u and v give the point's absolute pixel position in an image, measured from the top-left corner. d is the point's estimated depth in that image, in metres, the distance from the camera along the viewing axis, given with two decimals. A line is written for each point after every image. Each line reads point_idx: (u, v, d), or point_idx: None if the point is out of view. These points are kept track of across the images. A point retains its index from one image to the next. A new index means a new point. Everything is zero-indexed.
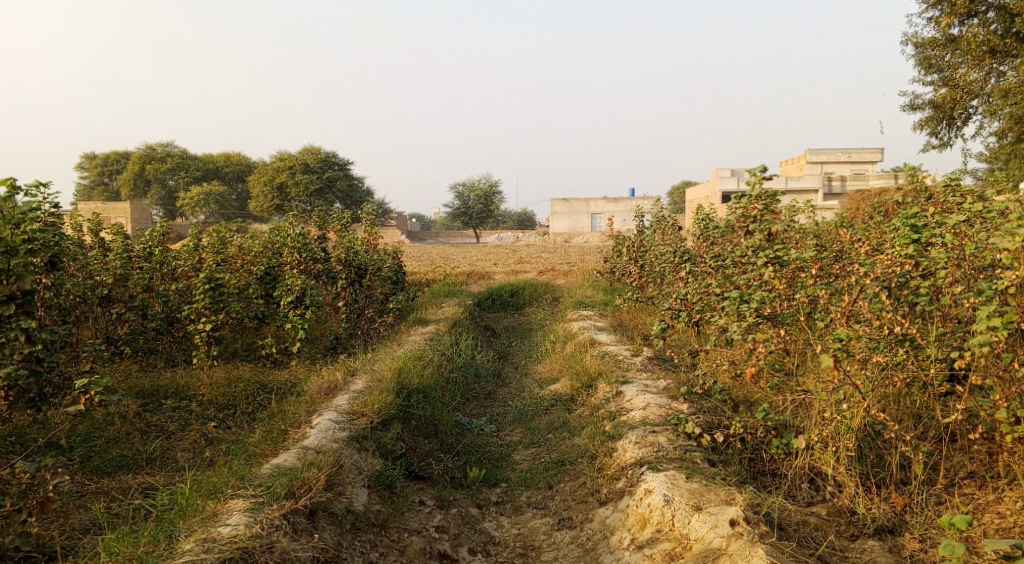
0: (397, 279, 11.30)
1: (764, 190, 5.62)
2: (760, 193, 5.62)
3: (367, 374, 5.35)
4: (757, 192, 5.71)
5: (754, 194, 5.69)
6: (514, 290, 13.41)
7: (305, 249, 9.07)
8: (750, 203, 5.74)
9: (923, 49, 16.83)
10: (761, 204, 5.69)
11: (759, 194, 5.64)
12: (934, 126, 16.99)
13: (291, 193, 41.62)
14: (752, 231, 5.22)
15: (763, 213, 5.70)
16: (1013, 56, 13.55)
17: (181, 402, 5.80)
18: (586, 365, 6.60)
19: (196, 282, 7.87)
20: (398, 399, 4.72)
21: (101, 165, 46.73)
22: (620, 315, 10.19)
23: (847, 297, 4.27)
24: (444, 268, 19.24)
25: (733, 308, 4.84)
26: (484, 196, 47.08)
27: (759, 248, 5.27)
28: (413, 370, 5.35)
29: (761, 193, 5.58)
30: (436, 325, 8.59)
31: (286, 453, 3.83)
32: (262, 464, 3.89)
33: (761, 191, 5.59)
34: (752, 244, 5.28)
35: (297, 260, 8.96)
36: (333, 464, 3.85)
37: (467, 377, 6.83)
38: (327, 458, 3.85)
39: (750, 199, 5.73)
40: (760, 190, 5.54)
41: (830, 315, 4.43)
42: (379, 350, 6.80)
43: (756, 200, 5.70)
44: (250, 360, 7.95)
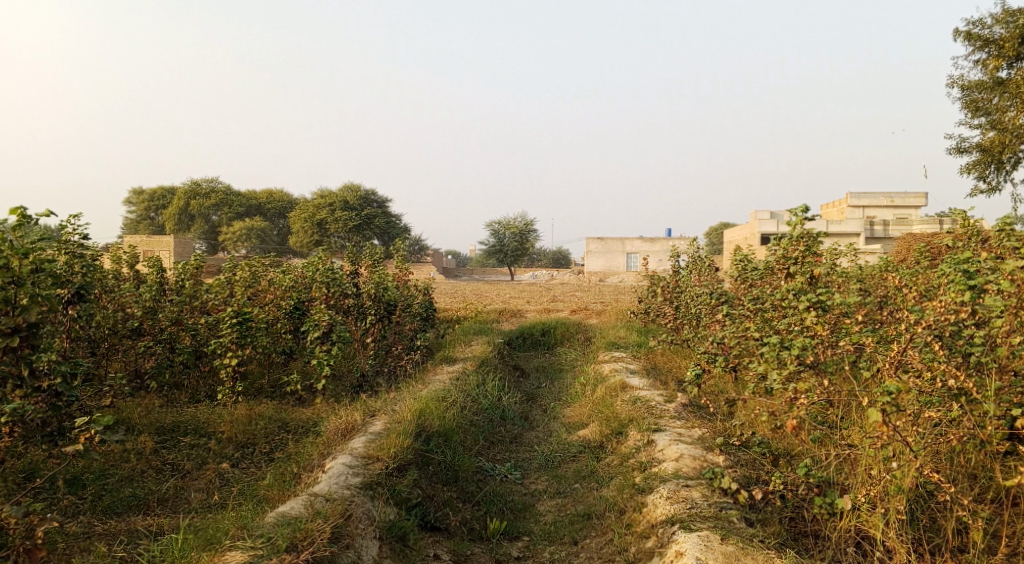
0: (428, 316, 11.19)
1: (808, 231, 5.39)
2: (803, 234, 5.39)
3: (388, 415, 5.17)
4: (799, 233, 5.50)
5: (796, 235, 5.47)
6: (546, 329, 13.19)
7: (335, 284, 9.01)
8: (793, 243, 5.50)
9: (970, 92, 16.45)
10: (802, 245, 5.47)
11: (801, 235, 5.41)
12: (982, 169, 16.53)
13: (330, 229, 42.17)
14: (793, 273, 4.98)
15: (807, 255, 5.46)
16: None
17: (200, 440, 5.69)
18: (617, 410, 6.34)
19: (224, 317, 7.83)
20: (417, 443, 4.53)
21: (148, 199, 47.99)
22: (654, 357, 9.91)
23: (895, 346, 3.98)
24: (477, 306, 19.14)
25: (772, 354, 4.59)
26: (519, 235, 47.15)
27: (800, 291, 5.01)
28: (435, 412, 5.16)
29: (805, 234, 5.34)
30: (464, 364, 8.41)
31: (293, 501, 3.65)
32: (269, 512, 3.71)
33: (804, 232, 5.36)
34: (793, 288, 5.02)
35: (326, 295, 8.88)
36: (341, 514, 3.65)
37: (493, 419, 6.61)
38: (335, 508, 3.66)
39: (793, 240, 5.50)
40: (803, 231, 5.30)
41: (877, 365, 4.14)
42: (404, 390, 6.64)
43: (799, 241, 5.48)
44: (274, 396, 7.85)
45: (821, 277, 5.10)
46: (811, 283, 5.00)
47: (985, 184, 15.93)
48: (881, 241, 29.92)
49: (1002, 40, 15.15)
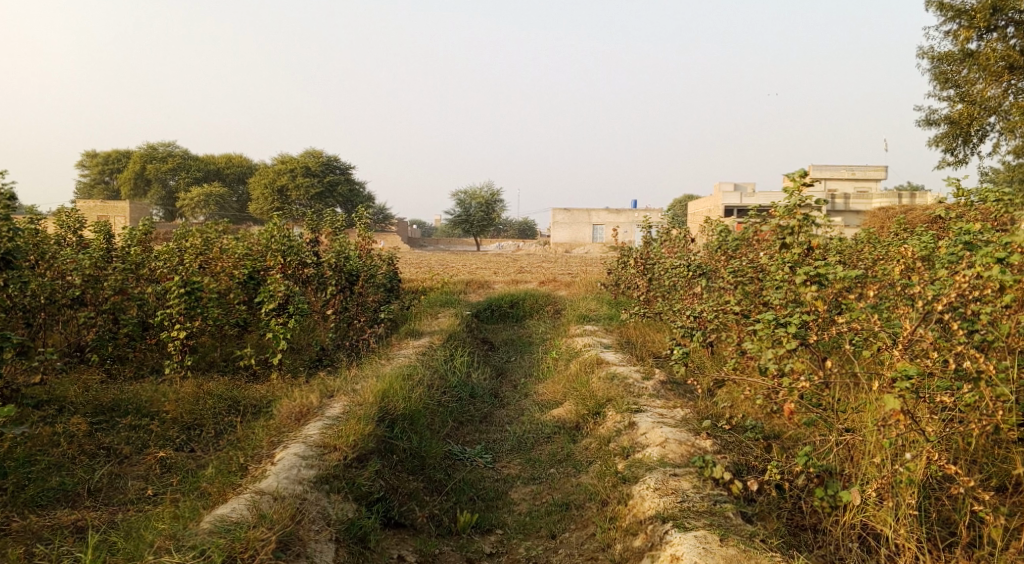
0: (392, 286, 10.70)
1: (804, 200, 4.71)
2: (796, 203, 4.72)
3: (347, 396, 4.74)
4: (796, 201, 4.79)
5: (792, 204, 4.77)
6: (514, 299, 12.82)
7: (292, 252, 8.46)
8: (789, 212, 4.83)
9: (939, 64, 16.30)
10: (801, 214, 4.79)
11: (796, 204, 4.71)
12: (950, 143, 16.45)
13: (292, 197, 41.10)
14: (789, 244, 4.54)
15: (804, 224, 4.79)
16: None
17: (141, 421, 5.21)
18: (592, 388, 5.99)
19: (172, 286, 7.31)
20: (379, 428, 4.12)
21: (102, 163, 46.23)
22: (627, 330, 9.62)
23: (907, 326, 3.65)
24: (442, 276, 18.68)
25: (768, 331, 4.23)
26: (485, 204, 46.51)
27: (796, 263, 4.64)
28: (399, 393, 4.74)
29: (798, 204, 4.69)
30: (429, 338, 7.98)
31: (236, 503, 3.23)
32: (207, 514, 3.30)
33: (799, 200, 4.69)
34: (787, 259, 4.63)
35: (282, 263, 8.34)
36: (291, 518, 3.25)
37: (461, 397, 6.23)
38: (284, 511, 3.25)
39: (789, 207, 4.82)
40: (798, 199, 4.68)
41: (883, 345, 3.81)
42: (365, 367, 6.21)
43: (796, 208, 4.78)
44: (227, 372, 7.38)
45: (819, 249, 4.66)
46: (808, 254, 4.62)
47: (951, 158, 15.86)
48: (844, 215, 30.09)
49: (974, 11, 14.96)
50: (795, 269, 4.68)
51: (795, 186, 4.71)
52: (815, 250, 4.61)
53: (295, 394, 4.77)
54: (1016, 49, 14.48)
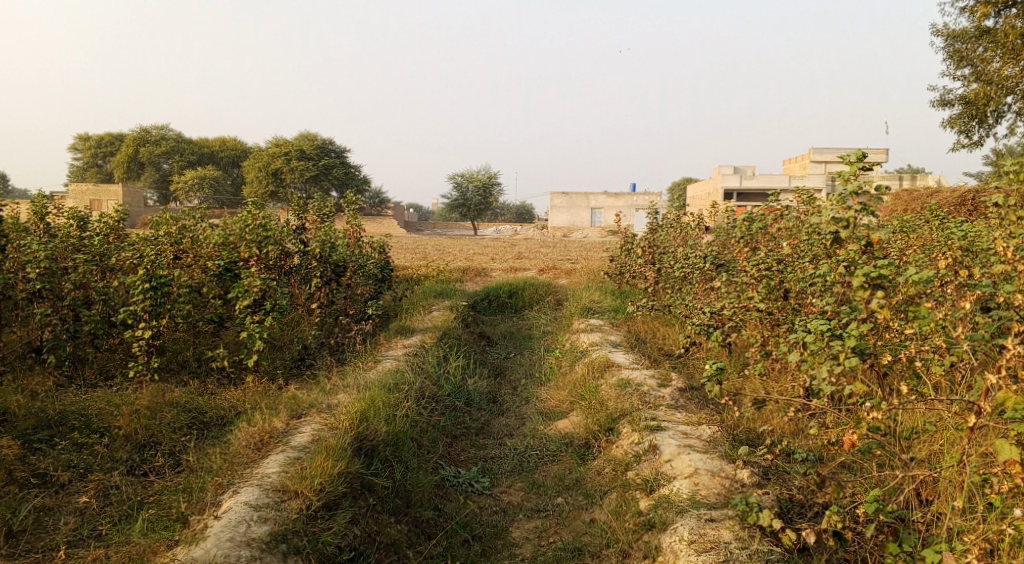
0: (383, 276, 9.97)
1: (861, 185, 3.81)
2: (853, 188, 3.79)
3: (321, 416, 4.14)
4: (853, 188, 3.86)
5: (847, 189, 3.87)
6: (513, 288, 12.14)
7: (269, 243, 7.72)
8: (844, 201, 3.90)
9: (953, 42, 15.53)
10: (858, 205, 3.86)
11: (851, 190, 3.81)
12: (964, 124, 15.69)
13: (286, 180, 40.31)
14: (845, 239, 3.77)
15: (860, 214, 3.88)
16: None
17: (89, 438, 4.58)
18: (602, 397, 5.32)
19: (134, 280, 6.63)
20: (352, 467, 3.59)
21: (95, 146, 45.37)
22: (634, 324, 8.98)
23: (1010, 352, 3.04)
24: (439, 263, 17.97)
25: (821, 343, 3.55)
26: (482, 188, 45.71)
27: (852, 262, 3.90)
28: (382, 414, 4.11)
29: (854, 191, 3.79)
30: (421, 336, 7.30)
31: None
32: None
33: (855, 186, 3.79)
34: (842, 257, 3.92)
35: (258, 255, 7.58)
36: None
37: (455, 406, 5.58)
38: None
39: (843, 196, 3.88)
40: (854, 185, 3.79)
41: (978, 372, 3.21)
42: (347, 375, 5.55)
43: (853, 197, 3.83)
44: (199, 374, 6.77)
45: (879, 245, 3.89)
46: (869, 251, 3.86)
47: (966, 140, 15.12)
48: None
49: None
50: (850, 269, 3.95)
51: (850, 170, 3.82)
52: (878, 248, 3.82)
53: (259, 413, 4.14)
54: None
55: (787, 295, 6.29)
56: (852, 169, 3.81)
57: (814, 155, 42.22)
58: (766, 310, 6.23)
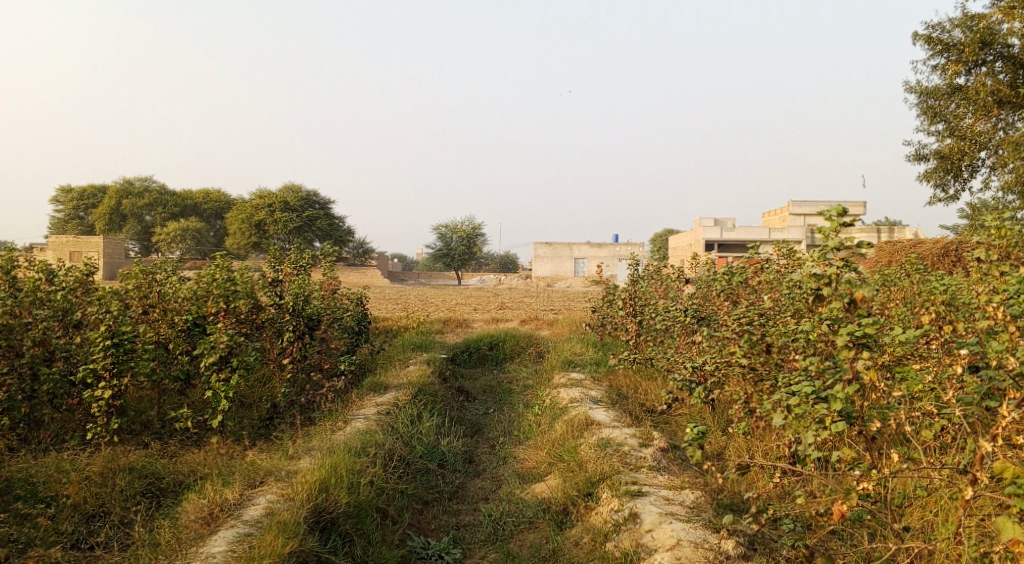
0: (360, 329, 9.73)
1: (844, 242, 3.68)
2: (835, 245, 3.66)
3: (277, 486, 4.13)
4: (835, 245, 3.73)
5: (829, 246, 3.74)
6: (494, 341, 11.93)
7: (237, 297, 7.42)
8: (826, 258, 3.77)
9: (925, 98, 15.83)
10: (841, 261, 3.72)
11: (833, 247, 3.68)
12: (940, 178, 15.88)
13: (269, 232, 40.16)
14: (828, 296, 3.63)
15: (843, 271, 3.75)
16: None
17: (34, 508, 4.29)
18: (581, 459, 5.10)
19: (96, 337, 6.37)
20: (300, 544, 3.60)
21: (77, 198, 45.12)
22: (616, 378, 8.79)
23: (1001, 418, 2.90)
24: (421, 315, 17.74)
25: (807, 406, 3.38)
26: (466, 238, 45.76)
27: (836, 319, 3.76)
28: (342, 484, 4.12)
29: (837, 248, 3.66)
30: (396, 393, 7.06)
31: None
32: None
33: (837, 243, 3.66)
34: (824, 315, 3.77)
35: (225, 310, 7.30)
36: None
37: (428, 468, 5.33)
38: None
39: (824, 253, 3.76)
40: (836, 242, 3.66)
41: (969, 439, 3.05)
42: (315, 438, 5.30)
43: (836, 254, 3.70)
44: (162, 435, 6.48)
45: (863, 302, 3.76)
46: (852, 308, 3.72)
47: (943, 193, 15.26)
48: None
49: (962, 44, 14.50)
50: (833, 327, 3.81)
51: (832, 226, 3.69)
52: (862, 305, 3.68)
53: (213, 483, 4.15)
54: (1006, 82, 14.01)
55: (770, 350, 6.15)
56: (834, 226, 3.69)
57: (793, 207, 42.73)
58: (748, 365, 6.08)
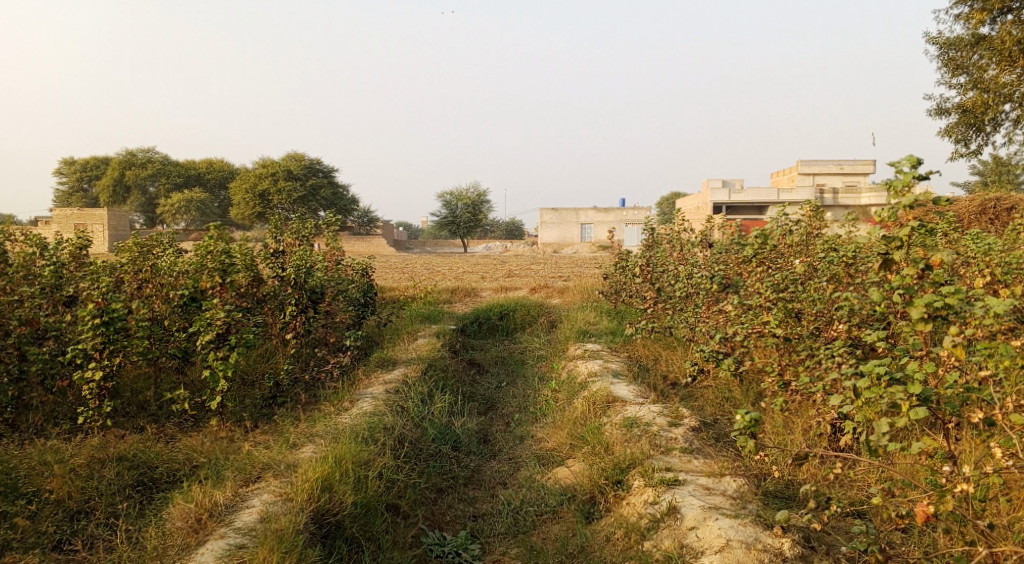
0: (366, 301, 9.23)
1: (917, 197, 3.24)
2: (911, 201, 3.20)
3: (277, 488, 3.84)
4: (908, 202, 3.26)
5: (900, 202, 3.29)
6: (505, 310, 11.53)
7: (232, 271, 6.95)
8: (896, 217, 3.32)
9: (946, 50, 15.13)
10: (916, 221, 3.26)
11: (907, 204, 3.22)
12: (962, 133, 15.25)
13: (273, 201, 39.67)
14: (901, 261, 3.19)
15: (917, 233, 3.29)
16: None
17: (14, 508, 3.93)
18: (608, 441, 4.71)
19: (83, 315, 5.97)
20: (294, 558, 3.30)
21: (81, 170, 44.67)
22: (635, 349, 8.39)
23: None
24: (428, 284, 17.32)
25: (879, 388, 2.97)
26: (472, 206, 45.18)
27: (907, 288, 3.31)
28: (342, 485, 3.86)
29: (911, 204, 3.22)
30: (405, 369, 6.67)
31: None
32: None
33: (911, 200, 3.22)
34: (896, 283, 3.31)
35: (220, 285, 6.84)
36: None
37: (442, 453, 4.95)
38: None
39: (895, 211, 3.30)
40: (909, 199, 3.21)
41: None
42: (319, 424, 4.92)
43: (908, 212, 3.26)
44: (160, 418, 6.14)
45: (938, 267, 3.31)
46: (928, 275, 3.27)
47: (964, 149, 14.63)
48: None
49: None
50: (905, 296, 3.38)
51: (904, 181, 3.24)
52: (940, 271, 3.23)
53: (204, 486, 3.86)
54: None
55: (806, 319, 5.71)
56: (907, 180, 3.23)
57: (804, 167, 41.97)
58: (783, 336, 5.65)
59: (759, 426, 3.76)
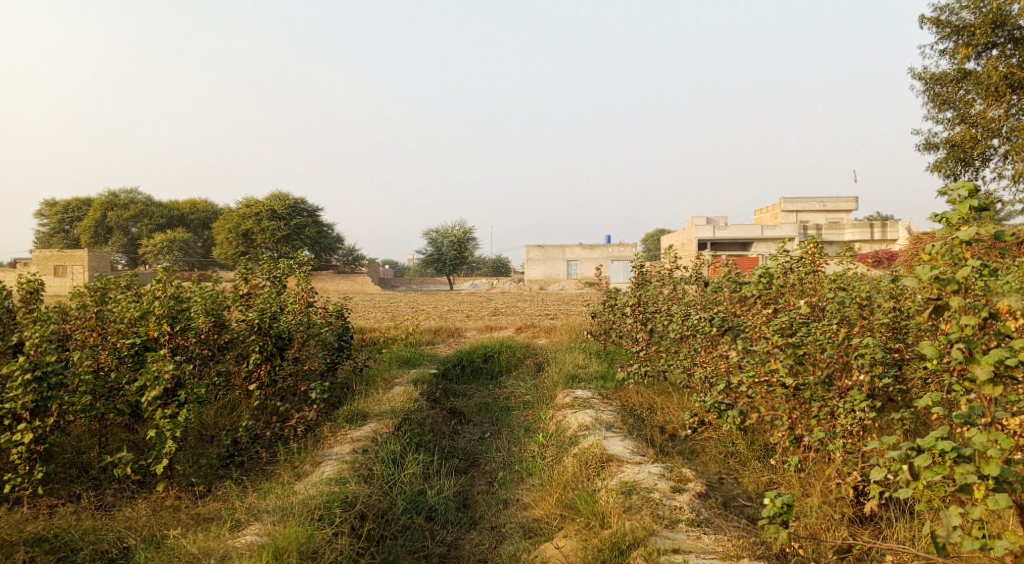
0: (341, 344, 8.56)
1: (975, 231, 2.95)
2: (967, 234, 2.93)
3: None
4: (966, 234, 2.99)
5: (956, 238, 3.02)
6: (488, 352, 10.93)
7: (182, 317, 6.13)
8: (952, 253, 3.04)
9: (931, 86, 14.90)
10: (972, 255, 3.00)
11: (962, 238, 2.96)
12: (951, 169, 14.93)
13: (257, 241, 39.07)
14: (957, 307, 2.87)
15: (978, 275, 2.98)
16: None
17: None
18: (604, 512, 4.14)
19: (14, 371, 5.31)
20: None
21: (61, 210, 43.88)
22: (627, 395, 7.81)
23: None
24: (411, 324, 16.67)
25: (944, 469, 2.71)
26: (458, 243, 44.71)
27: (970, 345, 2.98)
28: None
29: (970, 238, 2.94)
30: (375, 425, 6.05)
31: None
32: None
33: (968, 233, 2.94)
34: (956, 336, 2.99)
35: (169, 333, 6.05)
36: None
37: (414, 528, 4.35)
38: None
39: (951, 247, 3.03)
40: (968, 234, 2.93)
41: None
42: (273, 499, 4.31)
43: (964, 248, 2.98)
44: (101, 484, 5.48)
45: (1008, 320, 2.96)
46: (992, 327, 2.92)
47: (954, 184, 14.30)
48: None
49: (971, 27, 13.56)
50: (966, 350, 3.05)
51: (961, 213, 2.98)
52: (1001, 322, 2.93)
53: None
54: (1018, 66, 13.08)
55: (817, 366, 5.18)
56: (964, 210, 2.98)
57: (787, 203, 41.98)
58: (792, 386, 5.10)
59: (793, 510, 3.24)
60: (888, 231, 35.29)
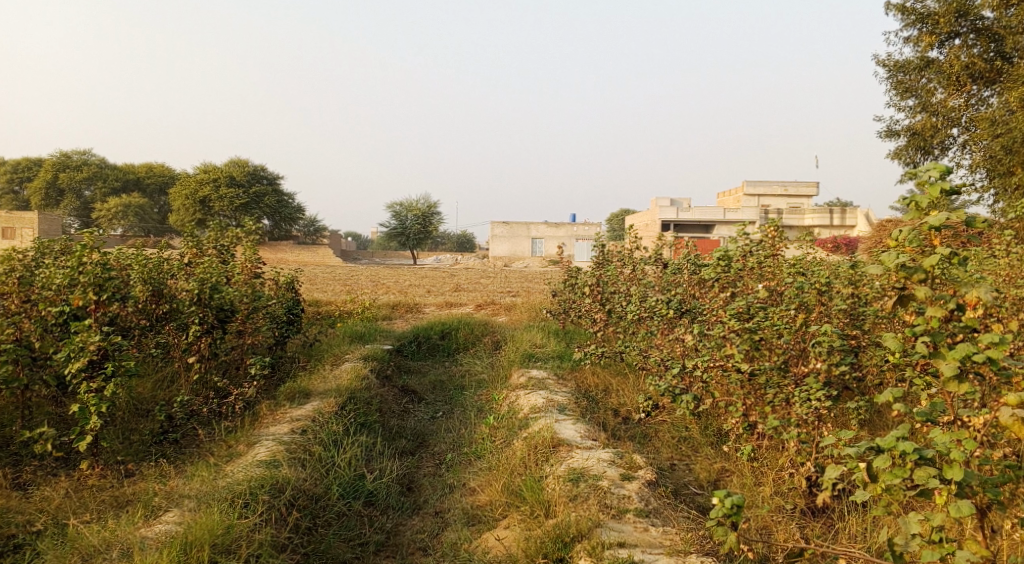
0: (291, 318, 8.24)
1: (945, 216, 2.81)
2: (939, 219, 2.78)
3: None
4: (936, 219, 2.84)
5: (926, 223, 2.87)
6: (446, 329, 10.70)
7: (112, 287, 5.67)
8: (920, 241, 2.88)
9: (894, 73, 14.87)
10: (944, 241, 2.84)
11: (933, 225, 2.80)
12: (911, 157, 14.96)
13: (214, 208, 38.07)
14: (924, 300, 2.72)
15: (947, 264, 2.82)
16: (1010, 78, 11.67)
17: None
18: (550, 503, 3.97)
19: None
20: None
21: (11, 171, 42.18)
22: (583, 375, 7.65)
23: None
24: (369, 298, 16.34)
25: (903, 469, 2.64)
26: (421, 217, 44.19)
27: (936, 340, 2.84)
28: None
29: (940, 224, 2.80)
30: (318, 404, 5.79)
31: None
32: None
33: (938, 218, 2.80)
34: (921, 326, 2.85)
35: (95, 304, 5.61)
36: None
37: (351, 517, 4.15)
38: None
39: (920, 234, 2.87)
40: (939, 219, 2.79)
41: None
42: (200, 485, 4.05)
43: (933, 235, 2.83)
44: (21, 460, 5.14)
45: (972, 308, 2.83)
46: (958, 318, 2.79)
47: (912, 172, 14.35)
48: None
49: (936, 15, 13.51)
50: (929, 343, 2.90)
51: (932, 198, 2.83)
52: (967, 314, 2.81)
53: None
54: (979, 56, 13.08)
55: (774, 352, 5.06)
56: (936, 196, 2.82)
57: (750, 187, 42.29)
58: (748, 372, 4.97)
59: (742, 512, 3.03)
60: (847, 218, 35.75)
